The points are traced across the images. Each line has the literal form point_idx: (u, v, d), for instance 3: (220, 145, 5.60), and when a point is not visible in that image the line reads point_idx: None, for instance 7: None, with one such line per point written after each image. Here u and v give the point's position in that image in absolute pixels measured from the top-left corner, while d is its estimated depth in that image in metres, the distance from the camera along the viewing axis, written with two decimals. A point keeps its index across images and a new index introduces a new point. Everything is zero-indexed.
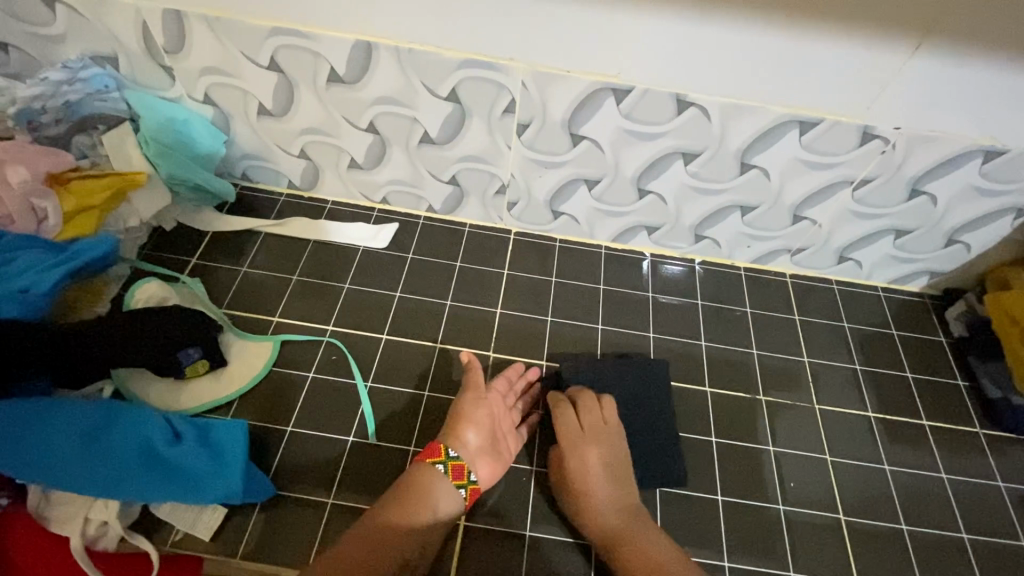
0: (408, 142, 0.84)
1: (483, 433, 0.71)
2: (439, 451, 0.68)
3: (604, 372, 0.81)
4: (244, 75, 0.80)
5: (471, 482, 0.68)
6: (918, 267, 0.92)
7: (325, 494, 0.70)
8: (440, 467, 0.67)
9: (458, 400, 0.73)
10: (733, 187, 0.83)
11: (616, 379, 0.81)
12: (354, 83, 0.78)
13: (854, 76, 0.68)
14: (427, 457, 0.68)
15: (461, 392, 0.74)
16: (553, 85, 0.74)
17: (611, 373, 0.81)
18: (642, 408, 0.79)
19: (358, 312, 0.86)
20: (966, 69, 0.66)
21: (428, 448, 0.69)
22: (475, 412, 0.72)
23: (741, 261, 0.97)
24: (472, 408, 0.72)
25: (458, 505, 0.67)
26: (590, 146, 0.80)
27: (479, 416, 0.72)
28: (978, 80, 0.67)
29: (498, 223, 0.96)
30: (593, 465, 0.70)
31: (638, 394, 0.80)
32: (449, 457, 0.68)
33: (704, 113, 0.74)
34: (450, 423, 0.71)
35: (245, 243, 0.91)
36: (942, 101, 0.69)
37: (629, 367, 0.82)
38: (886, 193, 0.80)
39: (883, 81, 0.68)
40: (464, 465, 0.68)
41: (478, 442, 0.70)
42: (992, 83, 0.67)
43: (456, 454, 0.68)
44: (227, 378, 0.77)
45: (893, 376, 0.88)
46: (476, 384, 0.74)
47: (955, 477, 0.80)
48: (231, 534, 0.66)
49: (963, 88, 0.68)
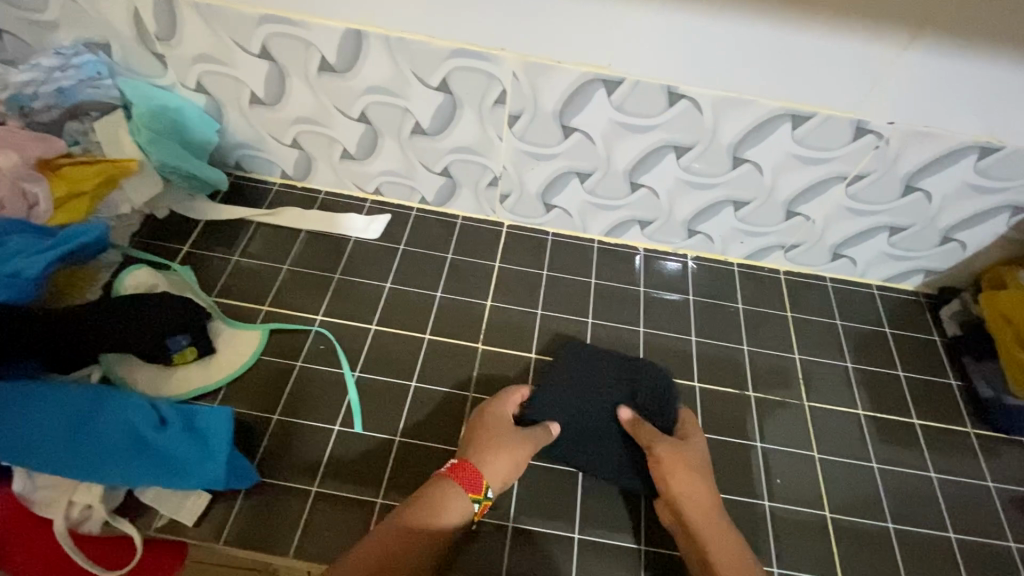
0: (399, 132, 0.84)
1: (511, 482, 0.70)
2: (480, 489, 0.64)
3: (564, 390, 0.76)
4: (236, 64, 0.80)
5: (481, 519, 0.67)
6: (914, 266, 0.92)
7: (310, 482, 0.70)
8: (474, 505, 0.64)
9: (514, 445, 0.68)
10: (726, 181, 0.82)
11: (579, 393, 0.77)
12: (345, 72, 0.77)
13: (846, 70, 0.68)
14: (472, 485, 0.64)
15: (512, 435, 0.69)
16: (543, 76, 0.73)
17: (579, 374, 0.78)
18: (616, 404, 0.76)
19: (348, 303, 0.86)
20: (960, 64, 0.65)
21: (469, 480, 0.64)
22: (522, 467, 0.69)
23: (734, 257, 0.96)
24: (524, 461, 0.69)
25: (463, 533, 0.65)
26: (581, 138, 0.80)
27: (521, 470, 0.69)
28: (972, 76, 0.66)
29: (491, 216, 0.96)
30: (701, 454, 0.71)
31: (609, 386, 0.78)
32: (485, 498, 0.65)
33: (695, 106, 0.73)
34: (491, 459, 0.66)
35: (237, 232, 0.91)
36: (937, 98, 0.68)
37: (585, 366, 0.79)
38: (880, 190, 0.80)
39: (876, 76, 0.68)
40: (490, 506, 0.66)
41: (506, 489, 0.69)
42: (988, 79, 0.66)
43: (492, 495, 0.66)
44: (216, 366, 0.77)
45: (886, 375, 0.88)
46: (539, 440, 0.71)
47: (945, 477, 0.79)
48: (215, 519, 0.67)
49: (959, 81, 0.67)
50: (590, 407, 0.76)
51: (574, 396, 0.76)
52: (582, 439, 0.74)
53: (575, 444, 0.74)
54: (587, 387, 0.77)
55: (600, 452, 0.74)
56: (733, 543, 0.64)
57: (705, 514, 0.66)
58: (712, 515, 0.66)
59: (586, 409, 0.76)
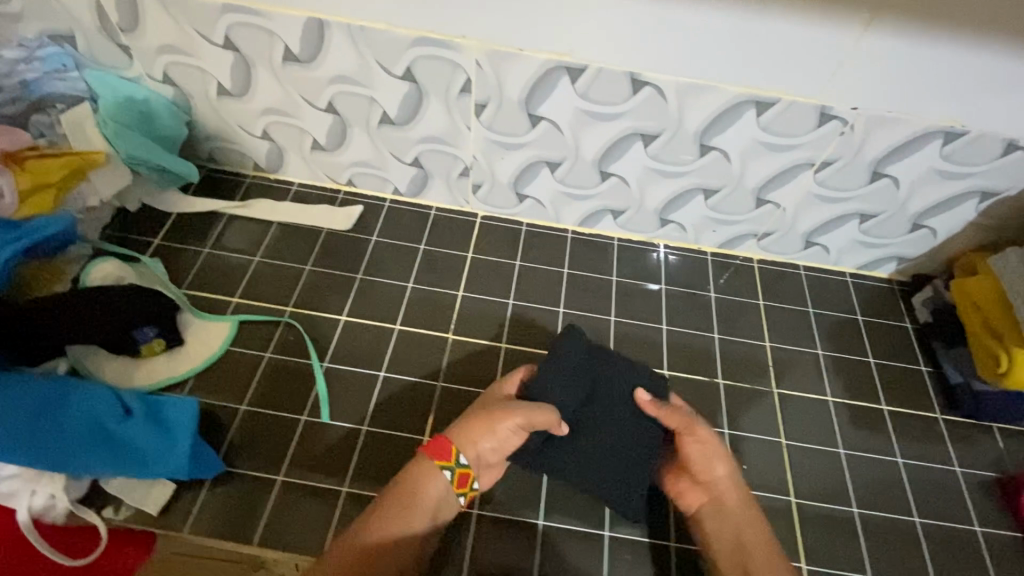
0: (368, 122, 0.84)
1: (501, 451, 0.67)
2: (449, 455, 0.65)
3: (571, 386, 0.70)
4: (200, 54, 0.79)
5: (472, 490, 0.66)
6: (886, 253, 0.92)
7: (276, 471, 0.70)
8: (446, 472, 0.64)
9: (491, 413, 0.66)
10: (694, 170, 0.82)
11: (581, 388, 0.70)
12: (309, 62, 0.77)
13: (809, 55, 0.67)
14: (435, 456, 0.65)
15: (504, 410, 0.66)
16: (507, 63, 0.73)
17: (583, 369, 0.72)
18: (620, 405, 0.71)
19: (319, 294, 0.86)
20: (918, 48, 0.65)
21: (438, 446, 0.65)
22: (504, 436, 0.66)
23: (708, 246, 0.96)
24: (505, 429, 0.66)
25: (455, 509, 0.66)
26: (549, 127, 0.79)
27: (509, 439, 0.66)
28: (930, 60, 0.66)
29: (465, 206, 0.96)
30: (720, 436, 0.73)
31: (618, 383, 0.72)
32: (457, 465, 0.64)
33: (659, 93, 0.73)
34: (471, 424, 0.66)
35: (209, 224, 0.91)
36: (899, 82, 0.68)
37: (593, 362, 0.73)
38: (849, 176, 0.79)
39: (838, 60, 0.67)
40: (470, 474, 0.65)
41: (492, 457, 0.67)
42: (945, 63, 0.66)
43: (465, 461, 0.65)
44: (186, 356, 0.77)
45: (856, 363, 0.88)
46: (527, 413, 0.66)
47: (911, 462, 0.80)
48: (180, 508, 0.67)
49: (916, 64, 0.67)
50: (594, 407, 0.70)
51: (576, 392, 0.70)
52: (580, 442, 0.69)
53: (572, 447, 0.69)
54: (591, 387, 0.71)
55: (598, 457, 0.69)
56: (760, 522, 0.67)
57: (739, 495, 0.68)
58: (742, 495, 0.69)
59: (589, 409, 0.70)
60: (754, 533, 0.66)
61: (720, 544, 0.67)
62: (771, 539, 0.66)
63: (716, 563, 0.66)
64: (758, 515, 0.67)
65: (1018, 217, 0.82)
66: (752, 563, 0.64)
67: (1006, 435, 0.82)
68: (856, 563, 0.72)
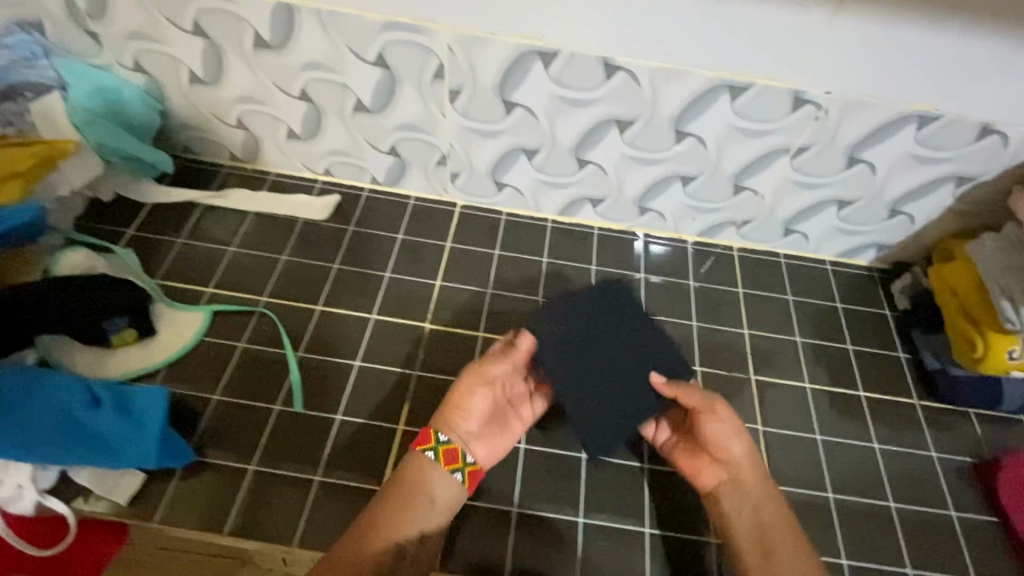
0: (342, 110, 0.83)
1: (479, 415, 0.69)
2: (430, 437, 0.67)
3: (585, 335, 0.68)
4: (170, 41, 0.79)
5: (468, 465, 0.67)
6: (866, 240, 0.91)
7: (247, 461, 0.70)
8: (430, 453, 0.66)
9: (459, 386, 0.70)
10: (671, 156, 0.82)
11: (596, 339, 0.68)
12: (279, 48, 0.77)
13: (775, 38, 0.68)
14: (419, 443, 0.67)
15: (466, 375, 0.71)
16: (478, 48, 0.73)
17: (601, 320, 0.70)
18: (633, 356, 0.69)
19: (293, 284, 0.85)
20: (881, 31, 0.66)
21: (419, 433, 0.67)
22: (472, 398, 0.69)
23: (689, 234, 0.95)
24: (473, 393, 0.69)
25: (459, 491, 0.66)
26: (524, 114, 0.79)
27: (479, 401, 0.69)
28: (893, 43, 0.67)
29: (443, 195, 0.95)
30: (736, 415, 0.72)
31: (636, 343, 0.69)
32: (438, 442, 0.66)
33: (633, 77, 0.73)
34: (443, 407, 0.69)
35: (183, 214, 0.90)
36: (866, 64, 0.69)
37: (612, 308, 0.71)
38: (824, 161, 0.79)
39: (805, 45, 0.68)
40: (457, 448, 0.66)
41: (473, 426, 0.69)
42: (909, 46, 0.67)
43: (447, 438, 0.67)
44: (158, 347, 0.77)
45: (835, 350, 0.87)
46: (485, 368, 0.71)
47: (888, 448, 0.79)
48: (149, 498, 0.67)
49: (884, 48, 0.67)
50: (602, 348, 0.68)
51: (590, 342, 0.68)
52: (580, 379, 0.67)
53: (572, 382, 0.66)
54: (605, 330, 0.69)
55: (592, 392, 0.67)
56: (778, 501, 0.66)
57: (760, 475, 0.67)
58: (762, 474, 0.68)
59: (598, 349, 0.68)
60: (774, 513, 0.65)
61: (741, 524, 0.65)
62: (791, 519, 0.65)
63: (736, 544, 0.64)
64: (777, 494, 0.67)
65: (995, 202, 0.82)
66: (774, 543, 0.63)
67: (984, 420, 0.82)
68: (834, 550, 0.70)
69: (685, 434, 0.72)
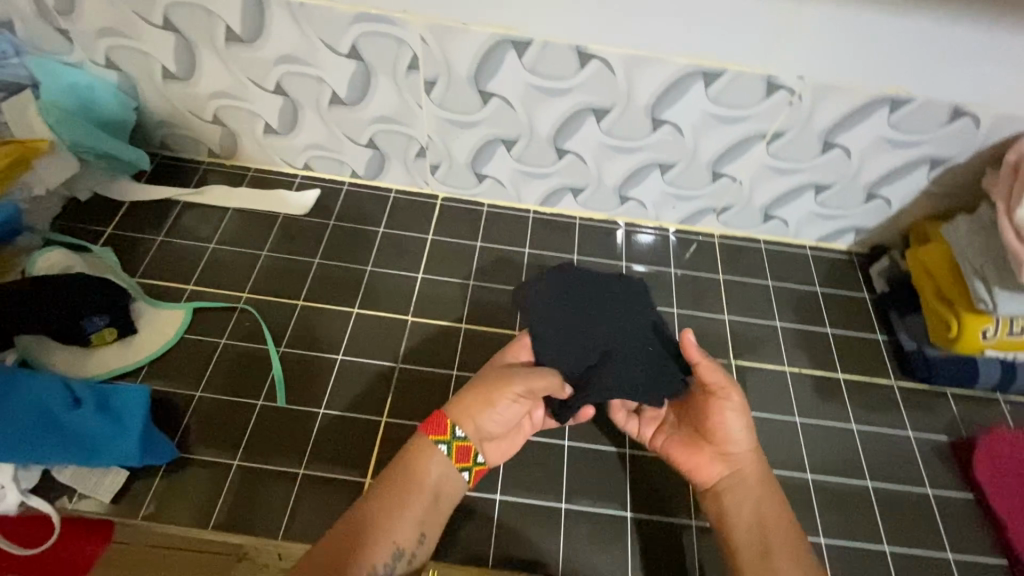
0: (318, 104, 0.83)
1: (505, 422, 0.67)
2: (446, 429, 0.64)
3: (579, 300, 0.71)
4: (143, 37, 0.79)
5: (477, 464, 0.65)
6: (844, 225, 0.92)
7: (231, 457, 0.70)
8: (443, 447, 0.63)
9: (493, 388, 0.65)
10: (649, 144, 0.82)
11: (593, 304, 0.71)
12: (252, 42, 0.77)
13: (748, 22, 0.69)
14: (432, 431, 0.64)
15: (506, 379, 0.65)
16: (451, 39, 0.73)
17: (598, 288, 0.72)
18: (629, 321, 0.70)
19: (275, 279, 0.85)
20: (852, 14, 0.67)
21: (434, 421, 0.64)
22: (504, 403, 0.66)
23: (669, 222, 0.95)
24: (507, 400, 0.65)
25: (461, 487, 0.64)
26: (500, 103, 0.79)
27: (508, 407, 0.66)
28: (864, 24, 0.67)
29: (424, 188, 0.95)
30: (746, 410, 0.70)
31: (635, 313, 0.71)
32: (454, 437, 0.64)
33: (607, 66, 0.74)
34: (467, 398, 0.65)
35: (162, 212, 0.90)
36: (836, 47, 0.70)
37: (614, 285, 0.73)
38: (800, 147, 0.80)
39: (776, 29, 0.69)
40: (471, 447, 0.64)
41: (493, 428, 0.66)
42: (879, 29, 0.68)
43: (463, 435, 0.64)
44: (140, 345, 0.77)
45: (814, 333, 0.88)
46: (529, 382, 0.65)
47: (865, 428, 0.80)
48: (134, 495, 0.67)
49: (852, 31, 0.68)
50: (592, 307, 0.70)
51: (587, 306, 0.70)
52: (570, 338, 0.68)
53: (563, 332, 0.69)
54: (601, 296, 0.71)
55: (567, 342, 0.68)
56: (777, 497, 0.65)
57: (761, 470, 0.66)
58: (763, 469, 0.67)
59: (588, 307, 0.70)
60: (773, 508, 0.63)
61: (739, 521, 0.63)
62: (790, 516, 0.63)
63: (734, 539, 0.62)
64: (776, 491, 0.65)
65: (970, 184, 0.83)
66: (773, 540, 0.61)
67: (959, 400, 0.83)
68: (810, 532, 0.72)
69: (685, 425, 0.71)
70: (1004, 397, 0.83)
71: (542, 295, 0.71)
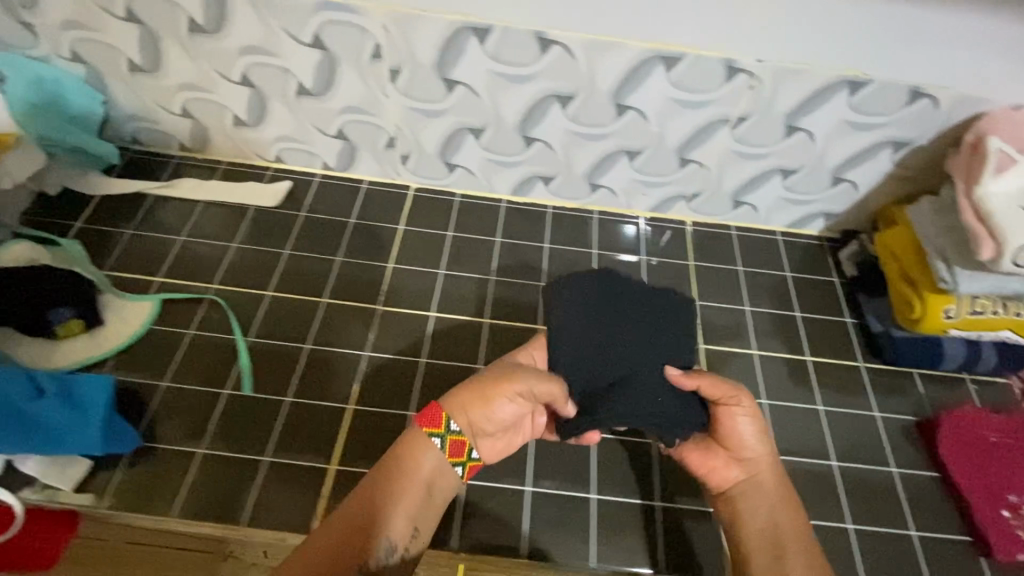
0: (285, 94, 0.84)
1: (501, 420, 0.62)
2: (440, 422, 0.60)
3: (606, 314, 0.65)
4: (111, 30, 0.80)
5: (471, 459, 0.61)
6: (813, 210, 0.92)
7: (195, 445, 0.70)
8: (437, 440, 0.60)
9: (491, 385, 0.61)
10: (616, 130, 0.84)
11: (621, 321, 0.65)
12: (215, 33, 0.79)
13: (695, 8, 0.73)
14: (426, 424, 0.60)
15: (507, 377, 0.61)
16: (415, 28, 0.76)
17: (627, 303, 0.66)
18: (657, 347, 0.64)
19: (244, 271, 0.85)
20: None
21: (428, 414, 0.60)
22: (503, 401, 0.61)
23: (641, 210, 0.95)
24: (505, 398, 0.61)
25: (454, 483, 0.61)
26: (465, 91, 0.81)
27: (506, 406, 0.61)
28: (806, 9, 0.72)
29: (396, 178, 0.95)
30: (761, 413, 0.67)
31: (667, 337, 0.65)
32: (448, 432, 0.60)
33: (567, 52, 0.76)
34: (465, 391, 0.61)
35: (131, 205, 0.90)
36: (783, 27, 0.73)
37: (644, 301, 0.67)
38: (764, 131, 0.82)
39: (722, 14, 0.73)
40: (465, 441, 0.61)
41: (489, 426, 0.62)
42: (817, 12, 0.72)
43: (458, 428, 0.60)
44: (107, 336, 0.77)
45: (783, 317, 0.89)
46: (529, 382, 0.60)
47: (833, 409, 0.80)
48: (96, 484, 0.67)
49: (795, 16, 0.72)
50: (626, 327, 0.64)
51: (616, 323, 0.64)
52: (590, 354, 0.63)
53: (582, 347, 0.63)
54: (631, 314, 0.65)
55: (588, 357, 0.63)
56: (793, 501, 0.63)
57: (777, 473, 0.64)
58: (778, 471, 0.64)
59: (619, 324, 0.64)
60: (788, 512, 0.62)
61: (753, 525, 0.62)
62: (804, 521, 0.62)
63: (746, 543, 0.61)
64: (792, 495, 0.63)
65: (931, 165, 0.84)
66: (786, 546, 0.59)
67: (925, 380, 0.83)
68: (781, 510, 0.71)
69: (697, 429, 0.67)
70: (970, 377, 0.84)
71: (571, 301, 0.65)
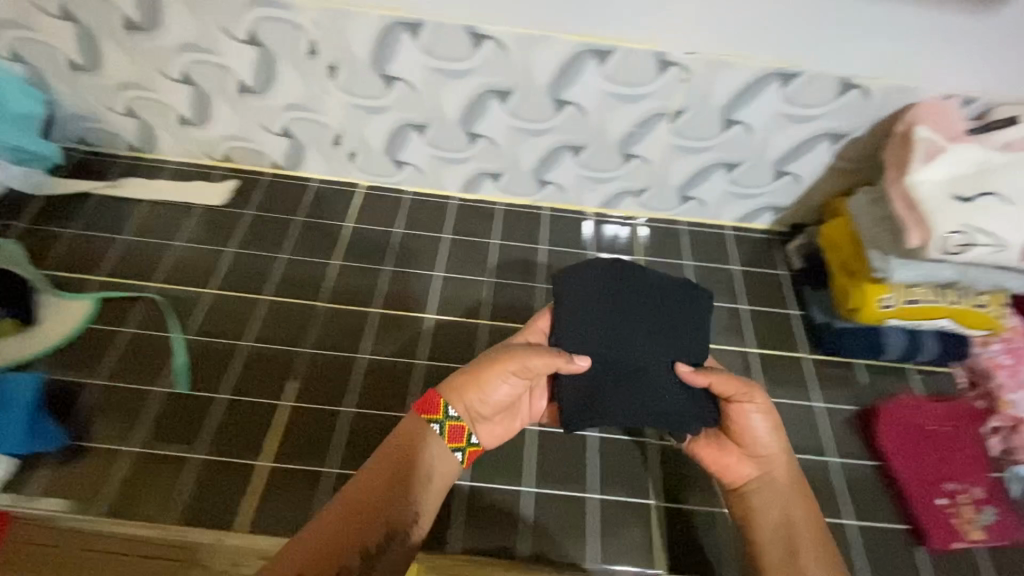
0: (227, 92, 0.84)
1: (497, 402, 0.64)
2: (437, 408, 0.62)
3: (626, 309, 0.65)
4: (45, 29, 0.80)
5: (471, 444, 0.63)
6: (761, 203, 0.93)
7: (122, 444, 0.69)
8: (436, 426, 0.62)
9: (490, 368, 0.62)
10: (557, 125, 0.84)
11: (636, 317, 0.65)
12: (149, 31, 0.78)
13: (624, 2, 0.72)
14: (424, 411, 0.62)
15: (505, 358, 0.62)
16: (348, 23, 0.75)
17: (645, 300, 0.66)
18: (670, 346, 0.65)
19: (186, 270, 0.85)
20: None
21: (426, 400, 0.63)
22: (497, 383, 0.63)
23: (590, 206, 0.95)
24: (501, 380, 0.63)
25: (456, 470, 0.63)
26: (404, 88, 0.81)
27: (503, 387, 0.63)
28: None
29: (346, 177, 0.95)
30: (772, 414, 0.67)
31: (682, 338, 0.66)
32: (447, 417, 0.62)
33: (501, 46, 0.76)
34: (461, 377, 0.63)
35: (76, 206, 0.89)
36: (714, 18, 0.73)
37: (664, 300, 0.67)
38: (703, 124, 0.82)
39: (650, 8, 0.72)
40: (464, 426, 0.63)
41: (486, 410, 0.64)
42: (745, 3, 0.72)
43: (455, 413, 0.62)
44: (42, 335, 0.76)
45: (730, 310, 0.89)
46: (524, 361, 0.62)
47: (777, 401, 0.80)
48: (16, 484, 0.66)
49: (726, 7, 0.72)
50: (642, 324, 0.65)
51: (631, 318, 0.65)
52: (603, 345, 0.64)
53: (595, 337, 0.64)
54: (649, 312, 0.66)
55: (598, 348, 0.64)
56: (808, 499, 0.63)
57: (794, 473, 0.64)
58: (795, 471, 0.64)
59: (635, 315, 0.65)
60: (804, 512, 0.62)
61: (767, 521, 0.62)
62: (817, 519, 0.61)
63: (757, 539, 0.61)
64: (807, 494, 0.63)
65: (871, 157, 0.84)
66: (800, 544, 0.59)
67: (869, 370, 0.84)
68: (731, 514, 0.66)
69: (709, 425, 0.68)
70: (915, 367, 0.84)
71: (584, 282, 0.67)
